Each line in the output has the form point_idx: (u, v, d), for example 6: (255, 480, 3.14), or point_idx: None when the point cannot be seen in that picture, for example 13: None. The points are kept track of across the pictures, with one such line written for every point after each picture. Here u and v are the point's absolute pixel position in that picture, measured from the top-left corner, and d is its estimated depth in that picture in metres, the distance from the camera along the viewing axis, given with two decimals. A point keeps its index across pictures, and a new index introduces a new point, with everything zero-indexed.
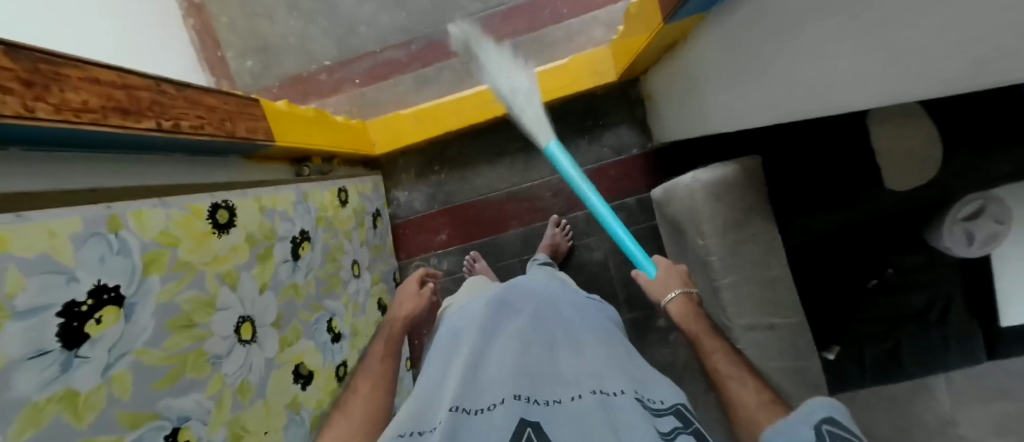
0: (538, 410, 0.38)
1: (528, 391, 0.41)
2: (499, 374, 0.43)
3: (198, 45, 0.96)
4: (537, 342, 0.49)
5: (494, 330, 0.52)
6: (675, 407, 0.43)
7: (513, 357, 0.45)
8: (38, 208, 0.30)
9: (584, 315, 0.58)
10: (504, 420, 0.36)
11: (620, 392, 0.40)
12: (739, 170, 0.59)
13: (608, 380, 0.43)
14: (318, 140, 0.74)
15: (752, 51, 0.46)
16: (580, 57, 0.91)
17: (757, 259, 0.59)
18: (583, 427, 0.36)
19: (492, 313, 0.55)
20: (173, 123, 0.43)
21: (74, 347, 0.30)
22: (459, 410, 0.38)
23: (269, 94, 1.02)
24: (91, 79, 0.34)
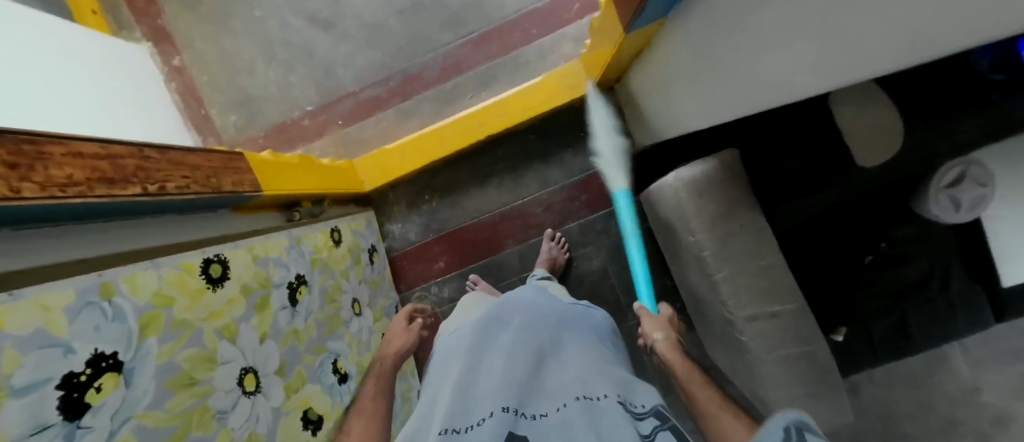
0: (525, 424, 0.41)
1: (516, 402, 0.43)
2: (488, 390, 0.44)
3: (181, 106, 1.01)
4: (530, 352, 0.50)
5: (487, 344, 0.53)
6: (654, 407, 0.46)
7: (503, 371, 0.46)
8: (35, 280, 0.30)
9: (572, 324, 0.60)
10: (492, 435, 0.38)
11: (606, 396, 0.44)
12: (717, 165, 0.61)
13: (595, 386, 0.45)
14: (307, 184, 0.75)
15: (711, 49, 0.48)
16: (554, 73, 0.93)
17: (750, 248, 0.60)
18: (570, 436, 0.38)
19: (484, 329, 0.56)
20: (160, 186, 0.43)
21: (75, 418, 0.30)
22: (449, 432, 0.40)
23: (255, 145, 1.04)
24: (74, 154, 0.35)
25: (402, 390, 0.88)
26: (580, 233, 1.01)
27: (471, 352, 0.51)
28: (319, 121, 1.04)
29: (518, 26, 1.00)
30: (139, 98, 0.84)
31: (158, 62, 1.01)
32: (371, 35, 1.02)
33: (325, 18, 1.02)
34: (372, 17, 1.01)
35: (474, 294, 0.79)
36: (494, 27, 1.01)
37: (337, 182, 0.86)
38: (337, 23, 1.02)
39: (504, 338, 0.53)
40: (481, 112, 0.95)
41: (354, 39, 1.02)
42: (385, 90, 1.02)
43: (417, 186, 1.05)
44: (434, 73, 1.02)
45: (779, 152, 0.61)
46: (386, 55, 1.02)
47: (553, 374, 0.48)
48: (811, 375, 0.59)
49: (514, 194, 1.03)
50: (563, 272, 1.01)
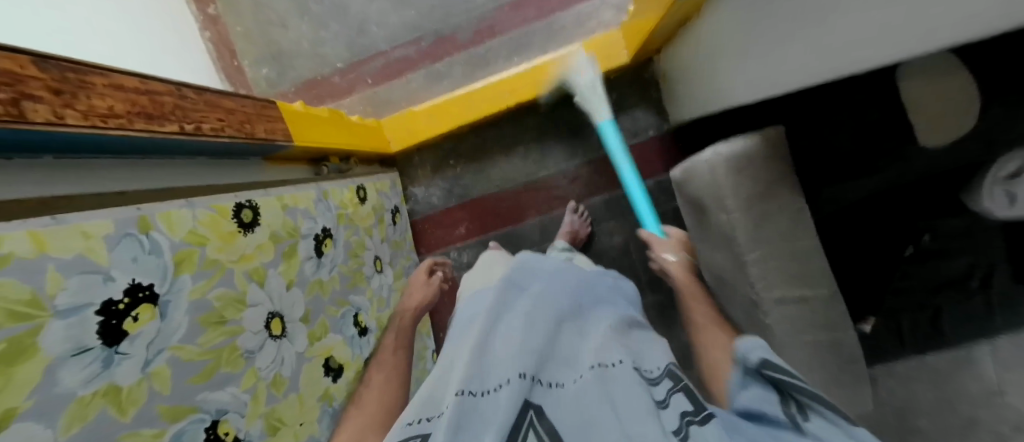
0: (540, 392, 0.40)
1: (532, 369, 0.42)
2: (505, 357, 0.44)
3: (215, 55, 1.02)
4: (544, 319, 0.49)
5: (504, 311, 0.53)
6: (667, 369, 0.45)
7: (518, 338, 0.45)
8: (77, 207, 0.32)
9: (592, 294, 0.59)
10: (509, 401, 0.37)
11: (619, 364, 0.41)
12: (760, 142, 0.57)
13: (607, 351, 0.44)
14: (335, 138, 0.75)
15: (767, 13, 0.45)
16: (591, 40, 0.90)
17: (785, 231, 0.58)
18: (583, 402, 0.37)
19: (506, 296, 0.55)
20: (195, 125, 0.44)
21: (114, 344, 0.31)
22: (466, 393, 0.40)
23: (285, 99, 1.04)
24: (115, 86, 0.35)
25: (418, 349, 0.90)
26: (604, 208, 1.00)
27: (490, 315, 0.51)
28: (348, 79, 1.03)
29: None
30: (174, 44, 0.85)
31: (192, 9, 1.01)
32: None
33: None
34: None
35: (490, 256, 0.79)
36: None
37: (363, 141, 0.85)
38: None
39: (523, 307, 0.52)
40: (512, 77, 0.92)
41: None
42: (415, 50, 1.00)
43: (442, 151, 1.04)
44: (465, 34, 0.99)
45: (829, 128, 0.57)
46: (418, 13, 0.99)
47: (566, 344, 0.48)
48: (835, 363, 0.58)
49: (539, 165, 1.01)
50: (584, 245, 1.00)
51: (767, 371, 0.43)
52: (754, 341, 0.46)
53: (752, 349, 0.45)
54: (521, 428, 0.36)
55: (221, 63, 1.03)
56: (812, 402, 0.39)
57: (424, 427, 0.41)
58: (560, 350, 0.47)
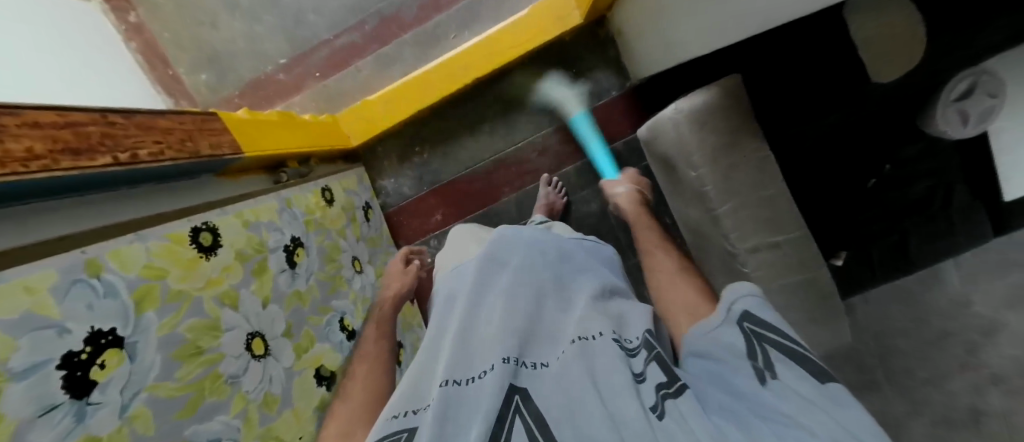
0: (526, 374, 0.41)
1: (514, 351, 0.42)
2: (488, 342, 0.45)
3: (146, 67, 0.94)
4: (529, 299, 0.50)
5: (488, 291, 0.53)
6: (643, 338, 0.45)
7: (502, 319, 0.47)
8: (14, 259, 0.29)
9: (571, 260, 0.60)
10: (493, 386, 0.38)
11: (601, 335, 0.43)
12: (720, 94, 0.57)
13: (590, 325, 0.45)
14: (287, 141, 0.72)
15: None
16: (540, 4, 0.86)
17: (752, 180, 0.59)
18: (564, 379, 0.38)
19: (490, 274, 0.56)
20: (131, 154, 0.41)
21: (83, 396, 0.30)
22: (449, 383, 0.40)
23: (231, 105, 0.98)
24: (31, 124, 0.32)
25: (411, 341, 0.91)
26: (577, 176, 0.99)
27: (473, 295, 0.53)
28: (293, 74, 0.97)
29: None
30: (97, 61, 0.79)
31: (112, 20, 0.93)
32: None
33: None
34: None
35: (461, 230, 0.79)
36: None
37: (318, 139, 0.82)
38: None
39: (505, 283, 0.53)
40: (468, 53, 0.89)
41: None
42: (360, 35, 0.95)
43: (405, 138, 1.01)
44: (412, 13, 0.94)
45: (786, 71, 0.58)
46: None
47: (550, 320, 0.49)
48: (809, 299, 0.60)
49: (507, 140, 1.00)
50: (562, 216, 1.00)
51: (750, 323, 0.40)
52: (745, 286, 0.43)
53: (738, 299, 0.42)
54: (508, 413, 0.36)
55: (154, 74, 0.95)
56: (783, 358, 0.36)
57: (407, 421, 0.40)
58: (542, 326, 0.48)
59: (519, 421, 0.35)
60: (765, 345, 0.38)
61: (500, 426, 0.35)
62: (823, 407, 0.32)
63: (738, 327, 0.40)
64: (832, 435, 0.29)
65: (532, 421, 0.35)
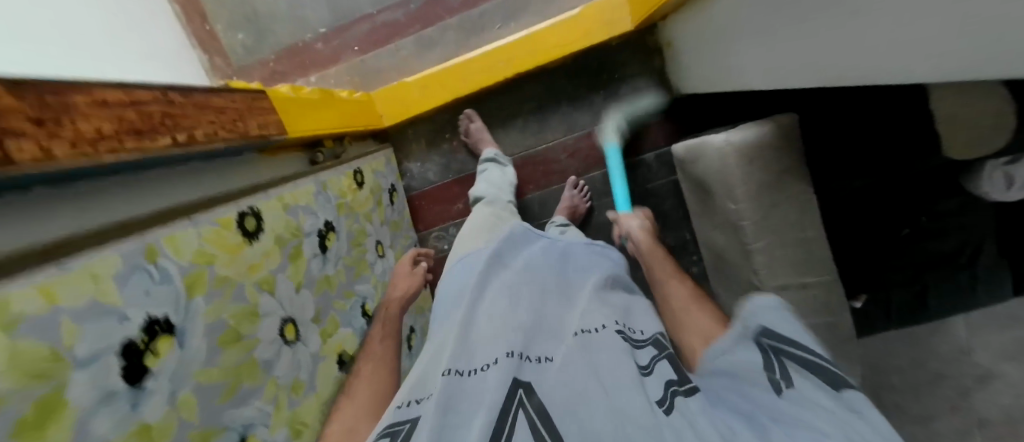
0: (530, 367, 0.42)
1: (518, 347, 0.45)
2: (491, 338, 0.47)
3: (183, 19, 0.91)
4: (529, 295, 0.54)
5: (490, 286, 0.57)
6: (651, 338, 0.50)
7: (504, 316, 0.50)
8: (73, 247, 0.29)
9: (575, 263, 0.64)
10: (498, 380, 0.39)
11: (602, 328, 0.47)
12: (773, 130, 0.56)
13: (588, 320, 0.48)
14: (324, 120, 0.70)
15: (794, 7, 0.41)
16: (592, 6, 0.84)
17: (792, 221, 0.58)
18: (568, 371, 0.40)
19: (491, 272, 0.60)
20: (188, 135, 0.40)
21: (137, 382, 0.31)
22: (452, 373, 0.43)
23: (266, 69, 0.97)
24: (99, 103, 0.32)
25: (421, 327, 0.92)
26: (604, 183, 0.99)
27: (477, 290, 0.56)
28: (331, 45, 0.95)
29: None
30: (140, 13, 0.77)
31: None
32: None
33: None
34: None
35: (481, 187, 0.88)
36: None
37: (350, 117, 0.80)
38: None
39: (509, 281, 0.57)
40: (512, 46, 0.87)
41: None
42: (403, 13, 0.93)
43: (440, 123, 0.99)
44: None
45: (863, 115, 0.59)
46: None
47: (550, 313, 0.52)
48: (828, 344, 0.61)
49: (538, 138, 0.98)
50: (584, 220, 1.00)
51: (766, 338, 0.40)
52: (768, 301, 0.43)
53: (755, 313, 0.42)
54: (512, 405, 0.37)
55: (190, 28, 0.93)
56: (803, 373, 0.37)
57: (413, 408, 0.42)
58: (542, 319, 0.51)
59: (522, 413, 0.36)
60: (781, 358, 0.38)
61: (506, 419, 0.36)
62: (839, 416, 0.33)
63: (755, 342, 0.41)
64: (843, 436, 0.31)
65: (538, 416, 0.36)
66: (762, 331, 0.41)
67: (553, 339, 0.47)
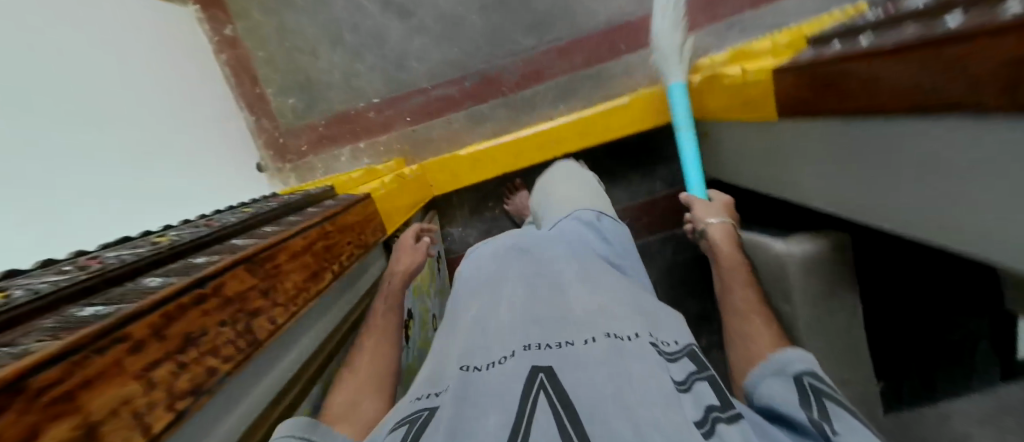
0: (553, 353, 0.35)
1: (539, 338, 0.38)
2: (506, 330, 0.39)
3: (234, 83, 0.96)
4: (551, 291, 0.45)
5: (508, 274, 0.50)
6: (687, 348, 0.41)
7: (525, 311, 0.42)
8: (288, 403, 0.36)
9: (586, 255, 0.54)
10: (516, 372, 0.33)
11: (637, 336, 0.37)
12: (828, 247, 0.64)
13: (619, 322, 0.39)
14: (399, 207, 0.73)
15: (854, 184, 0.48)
16: (639, 97, 0.89)
17: (838, 328, 0.65)
18: (587, 372, 0.33)
19: (506, 266, 0.52)
20: (340, 264, 0.43)
21: None
22: (468, 369, 0.35)
23: (314, 133, 0.99)
24: (289, 254, 0.35)
25: None
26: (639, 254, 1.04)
27: (490, 282, 0.49)
28: (385, 116, 0.98)
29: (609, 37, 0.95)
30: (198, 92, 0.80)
31: (208, 30, 0.95)
32: (453, 28, 0.94)
33: (402, 3, 0.94)
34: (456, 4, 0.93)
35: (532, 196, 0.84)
36: (584, 34, 0.95)
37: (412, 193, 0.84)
38: (415, 11, 0.94)
39: (521, 270, 0.50)
40: (560, 129, 0.91)
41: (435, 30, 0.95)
42: (460, 89, 0.97)
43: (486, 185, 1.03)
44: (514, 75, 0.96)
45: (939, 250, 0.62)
46: (466, 51, 0.95)
47: (573, 299, 0.43)
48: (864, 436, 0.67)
49: None
50: None
51: (811, 378, 0.37)
52: (796, 351, 0.40)
53: (796, 359, 0.39)
54: (532, 389, 0.31)
55: (241, 91, 0.97)
56: (844, 415, 0.33)
57: (423, 399, 0.35)
58: (565, 306, 0.42)
59: (548, 398, 0.30)
60: (824, 400, 0.34)
61: (525, 404, 0.30)
62: None
63: (796, 379, 0.37)
64: None
65: (560, 403, 0.30)
66: (804, 371, 0.38)
67: (579, 326, 0.39)
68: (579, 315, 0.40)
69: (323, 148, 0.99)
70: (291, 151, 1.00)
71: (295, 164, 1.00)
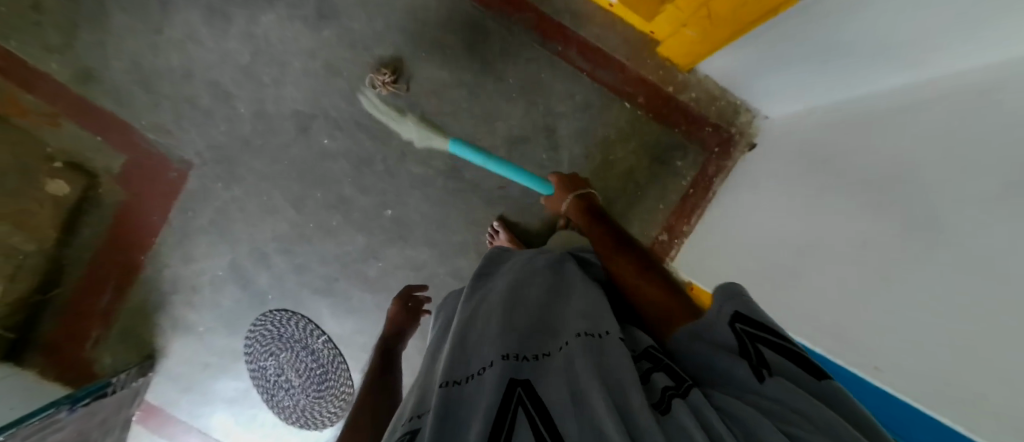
0: (526, 366, 0.42)
1: (514, 347, 0.44)
2: (486, 343, 0.46)
3: (713, 186, 1.01)
4: (522, 288, 0.55)
5: (479, 289, 0.60)
6: (647, 350, 0.44)
7: (484, 332, 0.48)
8: None
9: (535, 273, 0.58)
10: (496, 381, 0.39)
11: (604, 337, 0.44)
12: None
13: (543, 345, 0.46)
14: (745, 2, 0.66)
15: None
16: None
17: None
18: (566, 372, 0.39)
19: (494, 280, 0.60)
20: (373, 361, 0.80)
21: None
22: (450, 384, 0.42)
23: (687, 112, 0.98)
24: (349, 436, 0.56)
25: None
26: None
27: (466, 304, 0.57)
28: (620, 86, 0.97)
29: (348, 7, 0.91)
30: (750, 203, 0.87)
31: (684, 237, 1.03)
32: (499, 90, 0.96)
33: (545, 159, 0.99)
34: (477, 95, 0.96)
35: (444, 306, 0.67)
36: (376, 31, 0.92)
37: (684, 24, 0.82)
38: (537, 142, 0.99)
39: (498, 288, 0.57)
40: None
41: (506, 99, 0.97)
42: (542, 38, 0.95)
43: None
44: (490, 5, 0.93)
45: None
46: (504, 56, 0.95)
47: (488, 329, 0.48)
48: None
49: None
50: None
51: (740, 325, 0.39)
52: (725, 298, 0.42)
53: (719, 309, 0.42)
54: (513, 405, 0.36)
55: (713, 175, 1.01)
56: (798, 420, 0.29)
57: (414, 423, 0.40)
58: (481, 335, 0.48)
59: (523, 417, 0.35)
60: (757, 345, 0.37)
61: (506, 416, 0.35)
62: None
63: (729, 326, 0.40)
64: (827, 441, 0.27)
65: (533, 415, 0.35)
66: (734, 317, 0.40)
67: (549, 340, 0.46)
68: (500, 328, 0.47)
69: (682, 103, 0.98)
70: (709, 127, 0.98)
71: (711, 109, 0.98)
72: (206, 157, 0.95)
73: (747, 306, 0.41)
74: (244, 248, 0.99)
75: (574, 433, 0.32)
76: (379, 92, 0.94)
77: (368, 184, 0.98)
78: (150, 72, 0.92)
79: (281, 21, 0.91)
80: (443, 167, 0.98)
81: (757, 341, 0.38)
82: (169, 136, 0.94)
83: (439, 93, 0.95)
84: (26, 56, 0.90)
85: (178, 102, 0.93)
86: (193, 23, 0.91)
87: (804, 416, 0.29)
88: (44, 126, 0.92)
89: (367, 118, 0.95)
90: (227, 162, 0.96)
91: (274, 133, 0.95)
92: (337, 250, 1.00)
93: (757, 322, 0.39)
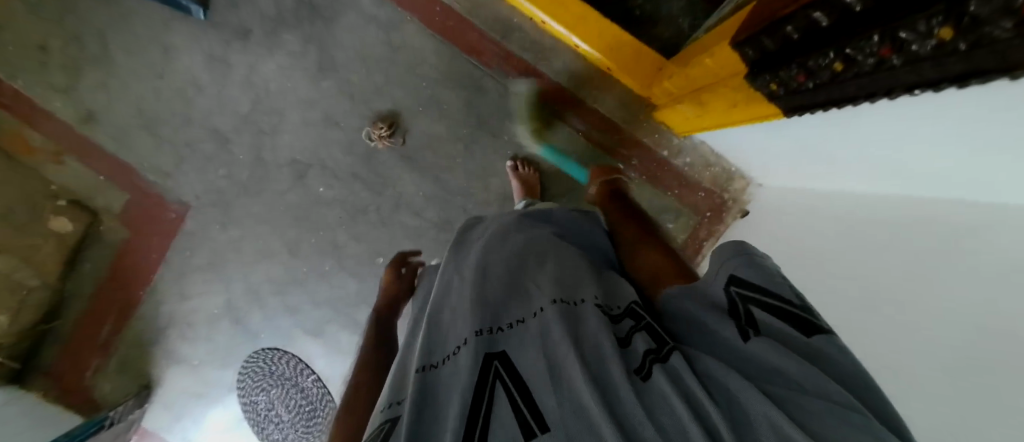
0: (500, 337, 0.43)
1: (489, 320, 0.45)
2: (461, 317, 0.46)
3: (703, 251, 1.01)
4: (498, 253, 0.54)
5: (458, 258, 0.58)
6: (632, 307, 0.46)
7: (461, 305, 0.48)
8: None
9: (511, 238, 0.57)
10: (470, 359, 0.40)
11: (581, 303, 0.45)
12: None
13: (512, 312, 0.46)
14: (735, 104, 0.63)
15: None
16: None
17: None
18: (543, 340, 0.40)
19: (468, 250, 0.58)
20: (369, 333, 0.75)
21: None
22: (427, 368, 0.43)
23: (680, 176, 0.99)
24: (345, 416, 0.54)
25: None
26: None
27: (445, 277, 0.55)
28: (614, 147, 0.97)
29: (348, 63, 0.92)
30: None
31: None
32: (494, 147, 0.97)
33: None
34: (472, 150, 0.97)
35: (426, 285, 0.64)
36: (375, 86, 0.93)
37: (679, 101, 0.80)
38: None
39: (472, 257, 0.55)
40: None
41: (501, 156, 0.97)
42: (539, 97, 0.95)
43: None
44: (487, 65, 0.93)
45: None
46: (500, 114, 0.95)
47: (462, 305, 0.48)
48: None
49: None
50: None
51: (737, 287, 0.40)
52: (734, 254, 0.42)
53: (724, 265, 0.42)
54: (490, 380, 0.38)
55: (704, 241, 1.01)
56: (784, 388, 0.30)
57: (393, 410, 0.41)
58: (456, 311, 0.48)
59: (500, 391, 0.37)
60: (750, 306, 0.38)
61: (484, 393, 0.37)
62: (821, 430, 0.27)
63: (726, 289, 0.41)
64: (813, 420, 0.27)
65: (510, 387, 0.37)
66: (734, 278, 0.40)
67: (523, 306, 0.46)
68: (475, 301, 0.47)
69: (676, 167, 0.98)
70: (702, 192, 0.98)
71: (704, 175, 0.98)
72: (204, 200, 0.97)
73: (752, 264, 0.40)
74: (238, 288, 1.01)
75: (553, 405, 0.34)
76: (375, 144, 0.95)
77: (362, 232, 0.99)
78: (152, 116, 0.93)
79: (282, 73, 0.92)
80: (436, 219, 0.99)
81: (751, 303, 0.38)
82: (168, 178, 0.96)
83: (435, 149, 0.96)
84: (33, 96, 0.92)
85: (178, 146, 0.95)
86: (195, 71, 0.92)
87: (789, 377, 0.31)
88: (48, 163, 0.94)
89: (362, 169, 0.96)
90: (225, 206, 0.98)
91: (271, 180, 0.96)
92: (329, 294, 1.02)
93: (753, 284, 0.39)
